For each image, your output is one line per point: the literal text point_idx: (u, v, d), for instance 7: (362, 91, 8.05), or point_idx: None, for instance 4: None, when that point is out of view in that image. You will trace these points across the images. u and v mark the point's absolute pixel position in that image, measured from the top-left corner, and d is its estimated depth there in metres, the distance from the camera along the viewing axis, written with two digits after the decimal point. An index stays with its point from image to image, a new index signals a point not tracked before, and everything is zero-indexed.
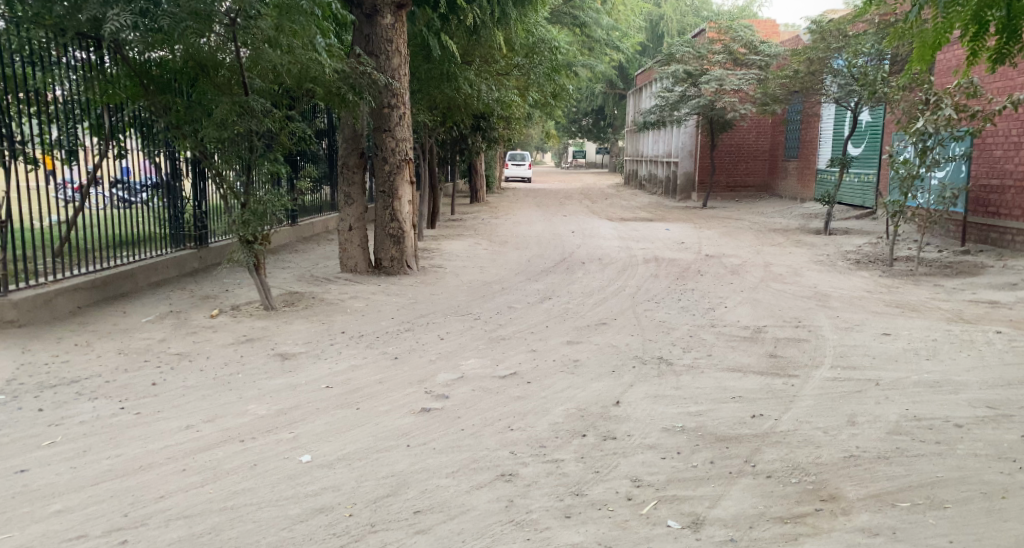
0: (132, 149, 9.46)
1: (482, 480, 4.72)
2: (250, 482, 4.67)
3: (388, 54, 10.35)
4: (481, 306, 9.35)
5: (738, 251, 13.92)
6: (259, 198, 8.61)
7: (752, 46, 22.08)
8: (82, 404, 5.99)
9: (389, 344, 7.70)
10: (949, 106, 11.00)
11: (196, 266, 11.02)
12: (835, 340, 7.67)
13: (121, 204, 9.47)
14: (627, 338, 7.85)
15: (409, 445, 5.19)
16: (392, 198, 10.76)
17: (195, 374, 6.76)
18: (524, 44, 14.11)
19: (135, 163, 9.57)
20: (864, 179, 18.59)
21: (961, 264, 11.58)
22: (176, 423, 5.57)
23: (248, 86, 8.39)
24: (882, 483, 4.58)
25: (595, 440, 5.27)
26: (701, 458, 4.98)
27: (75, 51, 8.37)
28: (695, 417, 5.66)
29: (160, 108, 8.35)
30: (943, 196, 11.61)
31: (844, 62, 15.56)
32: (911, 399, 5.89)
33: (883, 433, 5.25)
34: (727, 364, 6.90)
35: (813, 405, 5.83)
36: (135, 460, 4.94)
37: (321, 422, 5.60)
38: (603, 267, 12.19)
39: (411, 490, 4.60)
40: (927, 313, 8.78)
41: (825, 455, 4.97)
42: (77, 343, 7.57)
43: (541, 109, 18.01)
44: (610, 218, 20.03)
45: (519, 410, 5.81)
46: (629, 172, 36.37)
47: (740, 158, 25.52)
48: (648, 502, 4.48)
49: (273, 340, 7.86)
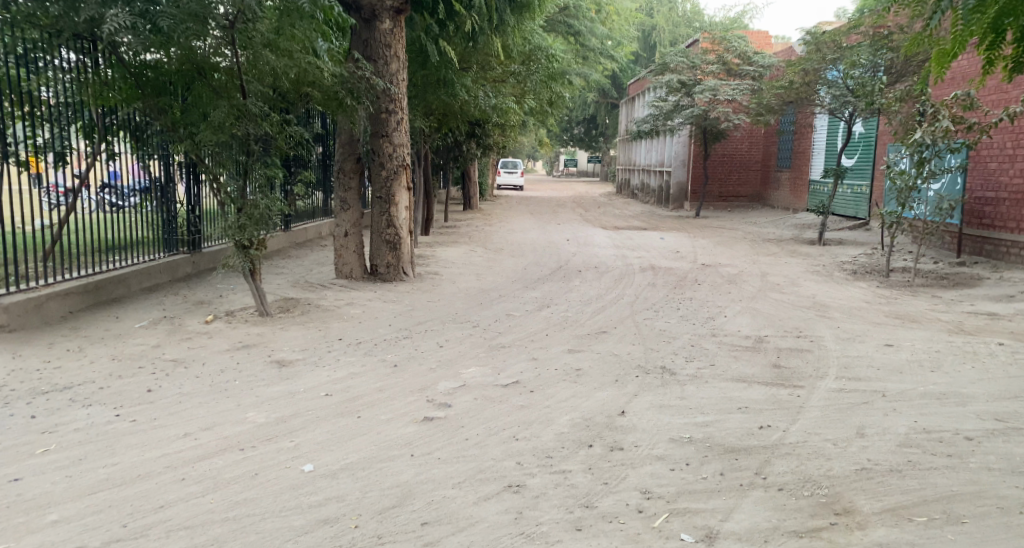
0: (123, 153, 9.32)
1: (490, 492, 4.62)
2: (252, 492, 4.55)
3: (387, 59, 10.29)
4: (479, 313, 9.26)
5: (734, 261, 13.87)
6: (254, 202, 8.48)
7: (746, 57, 22.29)
8: (77, 411, 5.86)
9: (388, 352, 7.59)
10: (946, 118, 10.94)
11: (189, 271, 10.88)
12: (838, 350, 7.63)
13: (113, 209, 9.34)
14: (628, 347, 7.77)
15: (413, 454, 5.09)
16: (389, 204, 10.66)
17: (190, 380, 6.64)
18: (521, 52, 14.14)
19: (125, 168, 9.43)
20: (857, 190, 18.63)
21: (958, 275, 11.60)
22: (174, 431, 5.45)
23: (246, 89, 8.26)
24: (897, 497, 4.52)
25: (602, 450, 5.19)
26: (711, 470, 4.91)
27: (69, 54, 8.25)
28: (703, 427, 5.58)
29: (155, 110, 8.21)
30: (940, 208, 11.50)
31: (838, 74, 15.40)
32: (919, 411, 5.84)
33: (894, 445, 5.19)
34: (732, 375, 6.83)
35: (820, 416, 5.77)
36: (132, 469, 4.81)
37: (322, 430, 5.49)
38: (599, 275, 12.12)
39: (419, 501, 4.50)
40: (927, 324, 8.76)
41: (837, 467, 4.90)
42: (70, 349, 7.43)
43: (535, 117, 17.94)
44: (604, 226, 20.01)
45: (524, 419, 5.72)
46: (622, 180, 36.40)
47: (733, 168, 25.54)
48: (660, 514, 4.40)
49: (270, 347, 7.73)
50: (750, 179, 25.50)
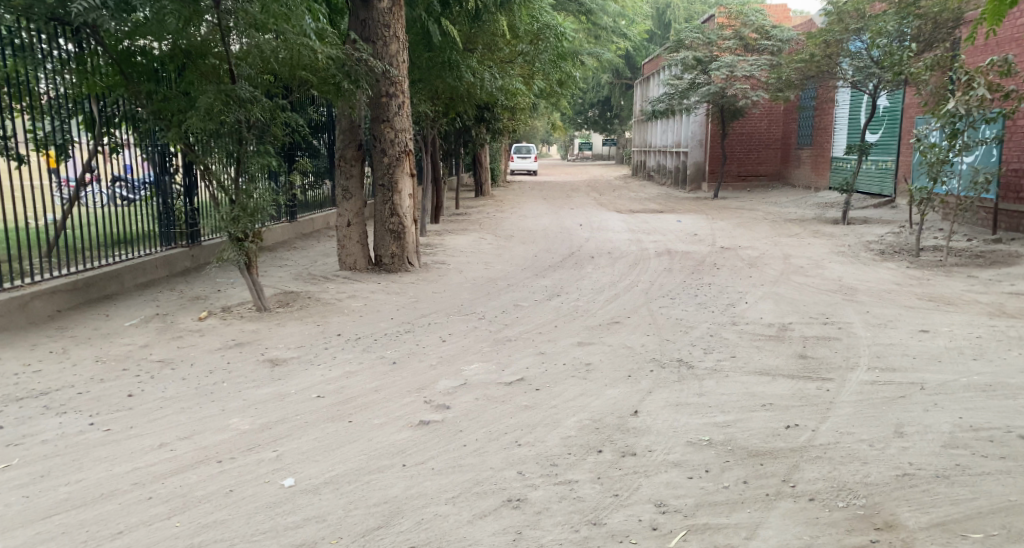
0: (131, 144, 9.07)
1: (487, 508, 4.16)
2: (223, 512, 4.14)
3: (385, 40, 9.77)
4: (485, 304, 8.78)
5: (755, 243, 13.30)
6: (250, 194, 7.94)
7: (763, 32, 21.40)
8: (49, 420, 5.45)
9: (388, 347, 7.14)
10: (982, 86, 10.31)
11: (188, 266, 10.41)
12: (870, 338, 7.08)
13: (120, 203, 9.03)
14: (642, 338, 7.28)
15: (405, 465, 4.63)
16: (392, 192, 10.16)
17: (176, 383, 6.23)
18: (528, 30, 13.30)
19: (136, 161, 9.20)
20: (881, 166, 18.00)
21: (994, 253, 11.00)
22: (148, 441, 5.02)
23: (237, 75, 7.70)
24: (946, 509, 4.01)
25: (612, 457, 4.71)
26: (734, 478, 4.42)
27: (60, 42, 7.82)
28: (724, 428, 5.09)
29: (143, 97, 7.72)
30: (976, 182, 10.88)
31: (861, 45, 14.85)
32: (964, 405, 5.31)
33: (937, 446, 4.67)
34: (754, 367, 6.31)
35: (852, 413, 5.26)
36: (96, 488, 4.39)
37: (308, 438, 5.05)
38: (613, 261, 11.61)
39: (407, 520, 4.06)
40: (965, 307, 8.21)
41: (874, 473, 4.39)
42: (53, 351, 7.01)
43: (546, 98, 17.46)
44: (620, 210, 19.48)
45: (528, 422, 5.25)
46: (638, 162, 35.83)
47: (752, 146, 24.89)
48: (677, 532, 3.93)
49: (264, 344, 7.32)
50: (769, 158, 24.87)
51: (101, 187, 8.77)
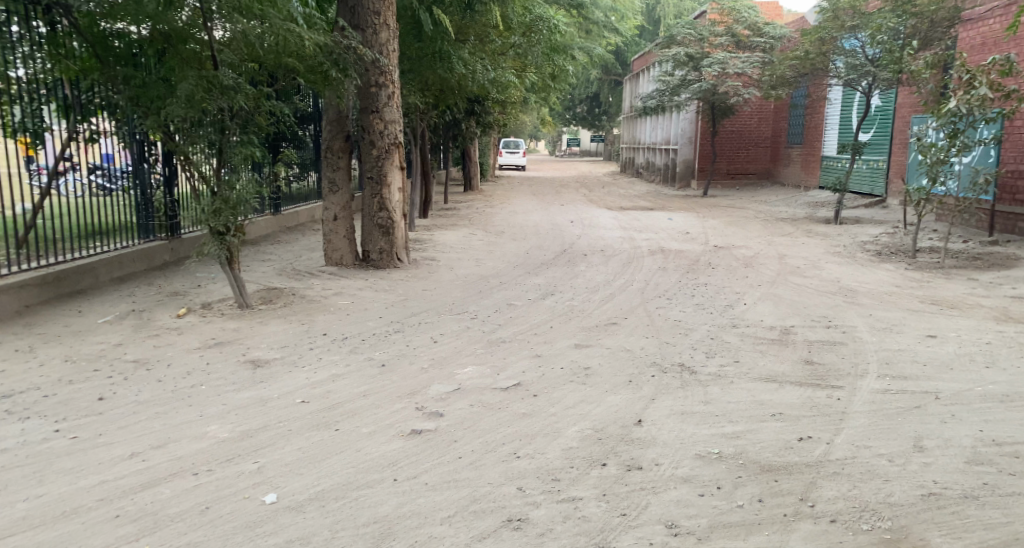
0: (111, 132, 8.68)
1: (486, 529, 3.87)
2: (198, 533, 3.83)
3: (376, 28, 9.41)
4: (477, 303, 8.47)
5: (749, 242, 13.05)
6: (232, 185, 7.56)
7: (756, 28, 21.25)
8: (11, 426, 5.08)
9: (377, 348, 6.82)
10: (984, 85, 10.09)
11: (166, 259, 10.01)
12: (876, 343, 6.83)
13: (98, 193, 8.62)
14: (642, 340, 6.99)
15: (396, 479, 4.32)
16: (381, 185, 9.82)
17: (151, 385, 5.88)
18: (521, 22, 13.00)
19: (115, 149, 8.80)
20: (873, 165, 17.85)
21: (992, 254, 10.83)
22: (119, 450, 4.68)
23: (219, 61, 7.30)
24: (977, 536, 3.77)
25: (617, 471, 4.42)
26: (747, 495, 4.14)
27: (35, 24, 7.55)
28: (734, 440, 4.81)
29: (119, 81, 7.27)
30: (975, 183, 10.65)
31: (856, 43, 14.57)
32: (983, 417, 5.07)
33: (961, 463, 4.42)
34: (760, 373, 6.05)
35: (868, 425, 4.99)
36: (58, 504, 4.06)
37: (292, 448, 4.72)
38: (606, 259, 11.32)
39: (399, 543, 3.77)
40: (969, 311, 7.99)
41: (898, 492, 4.13)
42: (20, 350, 6.63)
43: (537, 91, 17.14)
44: (610, 207, 19.21)
45: (526, 431, 4.95)
46: (626, 159, 35.61)
47: (741, 144, 24.71)
48: None
49: (245, 344, 6.96)
50: (758, 155, 24.71)
51: (78, 176, 8.36)
